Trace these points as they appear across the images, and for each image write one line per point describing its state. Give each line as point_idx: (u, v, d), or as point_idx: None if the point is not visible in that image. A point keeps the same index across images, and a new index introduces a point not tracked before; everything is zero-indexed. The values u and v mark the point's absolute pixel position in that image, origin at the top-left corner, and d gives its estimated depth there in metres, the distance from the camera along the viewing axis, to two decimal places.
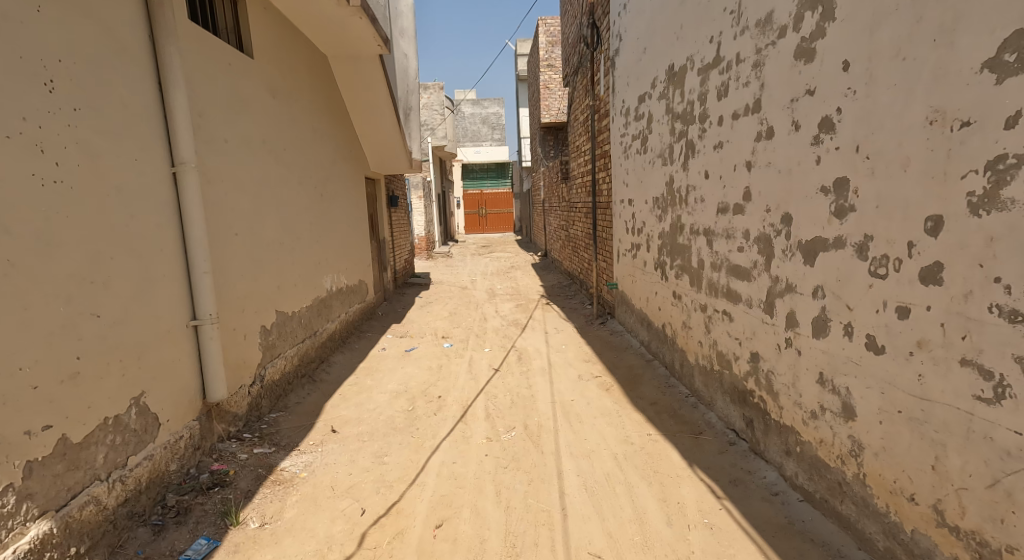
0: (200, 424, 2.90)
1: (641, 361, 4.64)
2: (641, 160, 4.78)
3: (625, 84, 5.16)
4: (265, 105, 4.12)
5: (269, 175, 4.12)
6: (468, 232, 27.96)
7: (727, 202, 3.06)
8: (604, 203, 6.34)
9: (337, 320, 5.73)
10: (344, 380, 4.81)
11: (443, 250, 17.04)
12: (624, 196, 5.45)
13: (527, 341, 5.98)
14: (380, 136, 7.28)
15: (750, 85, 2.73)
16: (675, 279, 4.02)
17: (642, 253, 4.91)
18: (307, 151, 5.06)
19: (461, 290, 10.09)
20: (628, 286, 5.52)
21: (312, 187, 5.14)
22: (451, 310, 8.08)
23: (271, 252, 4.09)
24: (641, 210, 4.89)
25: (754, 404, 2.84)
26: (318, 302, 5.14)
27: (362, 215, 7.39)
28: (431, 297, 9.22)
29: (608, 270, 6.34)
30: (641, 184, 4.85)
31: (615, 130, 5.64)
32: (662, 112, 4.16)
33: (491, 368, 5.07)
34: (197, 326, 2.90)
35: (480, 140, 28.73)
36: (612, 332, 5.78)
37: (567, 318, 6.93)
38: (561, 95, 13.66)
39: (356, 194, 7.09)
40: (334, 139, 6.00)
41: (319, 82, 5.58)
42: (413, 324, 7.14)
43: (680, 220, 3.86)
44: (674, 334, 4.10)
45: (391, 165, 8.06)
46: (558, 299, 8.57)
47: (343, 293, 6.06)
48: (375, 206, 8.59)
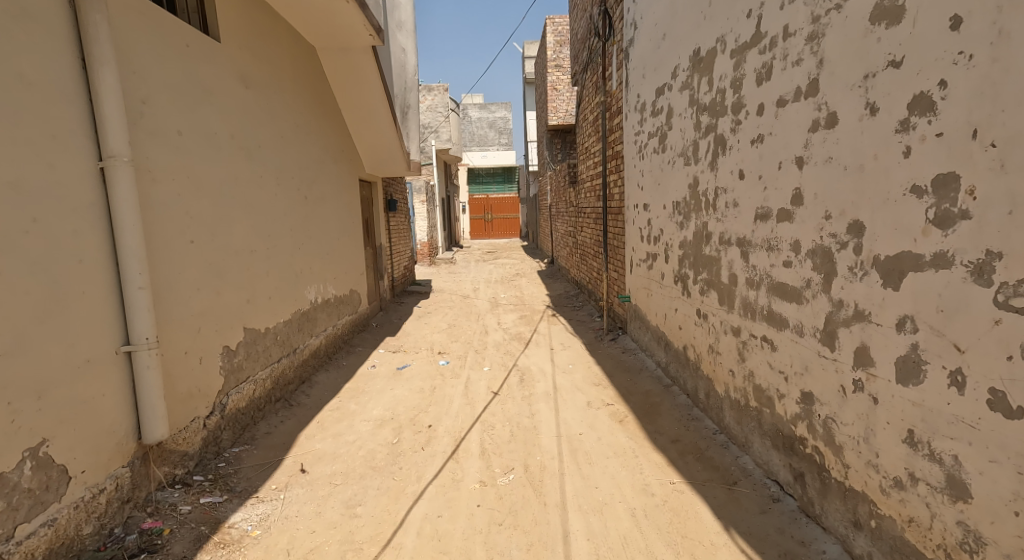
0: (134, 470, 2.42)
1: (659, 387, 4.12)
2: (660, 160, 4.28)
3: (641, 76, 4.67)
4: (235, 96, 3.67)
5: (238, 174, 3.65)
6: (474, 238, 27.56)
7: (768, 206, 2.55)
8: (616, 208, 5.83)
9: (323, 334, 5.25)
10: (325, 403, 4.33)
11: (446, 256, 16.56)
12: (639, 200, 4.94)
13: (530, 359, 5.48)
14: (374, 135, 6.83)
15: (802, 63, 2.22)
16: (699, 295, 3.51)
17: (660, 264, 4.40)
18: (288, 149, 4.60)
19: (462, 299, 9.60)
20: (642, 300, 5.00)
21: (294, 189, 4.69)
22: (451, 322, 7.59)
23: (240, 262, 3.62)
24: (659, 217, 4.38)
25: (805, 456, 2.32)
26: (298, 316, 4.65)
27: (355, 220, 6.92)
28: (430, 307, 8.73)
29: (619, 281, 5.82)
30: (659, 187, 4.34)
31: (629, 128, 5.13)
32: (685, 105, 3.66)
33: (490, 390, 4.57)
34: (130, 353, 2.42)
35: (487, 145, 28.37)
36: (624, 350, 5.26)
37: (575, 332, 6.42)
38: (569, 96, 13.21)
39: (349, 198, 6.63)
40: (322, 137, 5.55)
41: (305, 75, 5.14)
42: (409, 338, 6.65)
43: (707, 228, 3.34)
44: (697, 358, 3.59)
45: (388, 166, 7.60)
46: (565, 310, 8.05)
47: (330, 305, 5.58)
48: (371, 210, 8.13)
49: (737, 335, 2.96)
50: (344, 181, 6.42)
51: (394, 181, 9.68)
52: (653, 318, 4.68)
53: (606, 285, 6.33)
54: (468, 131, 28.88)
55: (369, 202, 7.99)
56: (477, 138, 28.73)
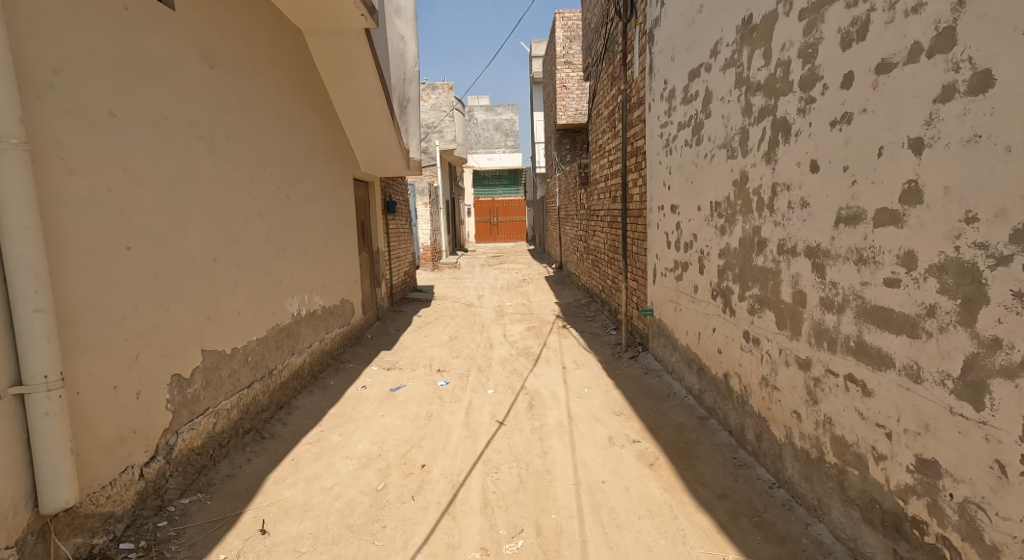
0: (26, 549, 1.87)
1: (692, 421, 3.52)
2: (695, 153, 3.68)
3: (671, 59, 4.09)
4: (197, 75, 3.11)
5: (198, 168, 3.09)
6: (478, 242, 27.03)
7: (861, 206, 1.96)
8: (637, 211, 5.23)
9: (306, 351, 4.67)
10: (304, 434, 3.75)
11: (450, 261, 15.98)
12: (666, 201, 4.35)
13: (540, 380, 4.88)
14: (369, 130, 6.28)
15: (926, 9, 1.63)
16: (748, 314, 2.91)
17: (692, 275, 3.81)
18: (266, 142, 4.05)
19: (465, 308, 9.00)
20: (668, 315, 4.39)
21: (272, 187, 4.12)
22: (452, 334, 7.00)
23: (199, 271, 3.05)
24: (692, 220, 3.78)
25: (922, 546, 1.71)
26: (275, 332, 4.07)
27: (348, 223, 6.36)
28: (430, 317, 8.14)
29: (640, 293, 5.23)
30: (692, 186, 3.75)
31: (655, 120, 4.54)
32: (729, 87, 3.07)
33: (494, 419, 3.99)
34: (24, 396, 1.84)
35: (493, 147, 28.00)
36: (647, 371, 4.65)
37: (589, 348, 5.83)
38: (579, 94, 12.70)
39: (341, 198, 6.06)
40: (309, 130, 5.00)
41: (290, 60, 4.59)
42: (406, 352, 6.07)
43: (762, 233, 2.74)
44: (743, 390, 2.99)
45: (385, 165, 7.05)
46: (576, 321, 7.46)
47: (316, 317, 5.00)
48: (368, 212, 7.57)
49: (804, 368, 2.36)
50: (336, 180, 5.87)
51: (394, 181, 9.12)
52: (682, 336, 4.07)
53: (623, 296, 5.73)
54: (474, 133, 28.37)
55: (365, 204, 7.44)
56: (482, 140, 28.35)
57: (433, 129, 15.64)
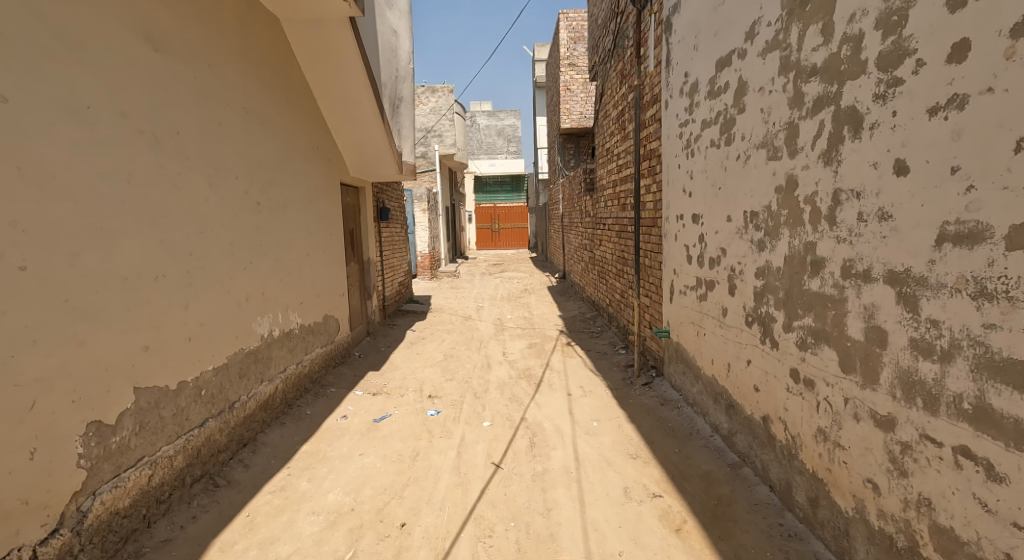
0: None
1: (722, 470, 2.99)
2: (724, 154, 3.17)
3: (694, 47, 3.58)
4: (131, 60, 2.63)
5: (132, 170, 2.60)
6: (479, 249, 26.55)
7: (985, 222, 1.47)
8: (651, 220, 4.72)
9: (278, 378, 4.15)
10: (267, 480, 3.22)
11: (449, 270, 15.47)
12: (687, 209, 3.85)
13: (542, 409, 4.35)
14: (358, 131, 5.79)
15: None
16: (797, 350, 2.38)
17: (721, 296, 3.28)
18: (229, 141, 3.56)
19: (463, 322, 8.48)
20: (689, 340, 3.87)
21: (236, 191, 3.63)
22: (447, 352, 6.48)
23: (131, 293, 2.56)
24: (720, 233, 3.26)
25: None
26: (238, 359, 3.56)
27: (334, 232, 5.86)
28: (425, 332, 7.62)
29: (655, 312, 4.70)
30: (721, 192, 3.24)
31: (674, 118, 4.04)
32: (771, 74, 2.57)
33: (489, 460, 3.47)
34: None
35: (494, 154, 27.77)
36: (663, 402, 4.12)
37: (598, 371, 5.30)
38: (582, 97, 12.30)
39: (325, 205, 5.57)
40: (286, 130, 4.52)
41: (263, 50, 4.11)
42: (395, 374, 5.55)
43: (818, 251, 2.22)
44: (788, 441, 2.47)
45: (375, 169, 6.56)
46: (583, 339, 6.94)
47: (291, 338, 4.48)
48: (358, 220, 7.08)
49: (883, 428, 1.83)
50: (318, 185, 5.37)
51: (388, 187, 8.63)
52: (706, 365, 3.55)
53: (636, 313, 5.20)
54: (475, 139, 27.95)
55: (355, 211, 6.94)
56: (484, 145, 28.02)
57: (433, 133, 15.20)
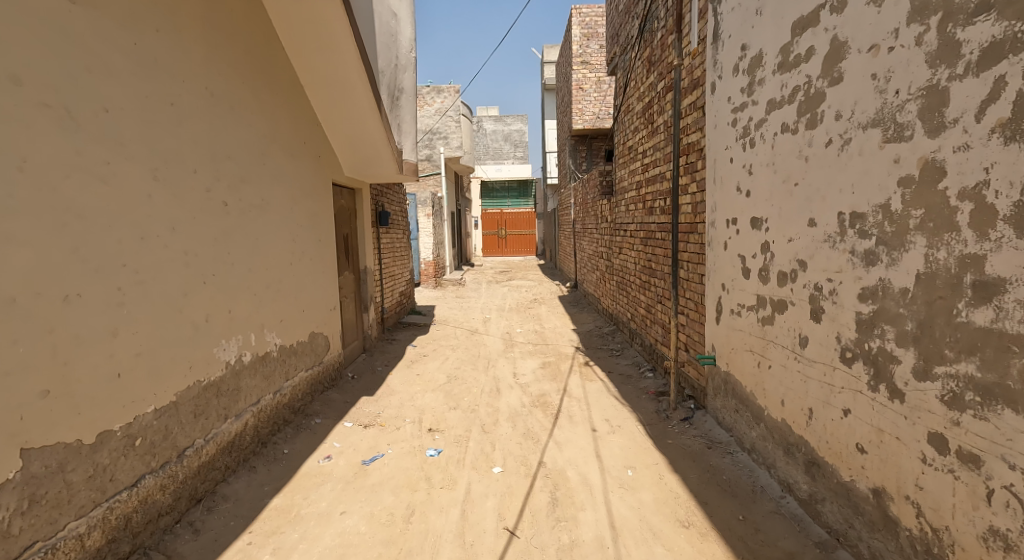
0: None
1: (809, 553, 2.29)
2: (804, 140, 2.49)
3: (759, 10, 2.91)
4: (29, 8, 1.98)
5: (25, 156, 1.96)
6: (485, 255, 25.91)
7: None
8: (692, 225, 4.05)
9: (249, 411, 3.49)
10: (220, 553, 2.55)
11: (455, 277, 14.82)
12: (744, 212, 3.17)
13: (563, 449, 3.68)
14: (352, 125, 5.16)
15: None
16: (946, 409, 1.70)
17: (797, 321, 2.60)
18: (186, 127, 2.92)
19: (469, 337, 7.81)
20: (747, 372, 3.17)
21: (195, 189, 2.98)
22: (451, 374, 5.81)
23: (18, 321, 1.90)
24: (798, 239, 2.57)
25: None
26: (194, 395, 2.90)
27: (324, 238, 5.22)
28: (427, 349, 6.96)
29: (697, 334, 4.01)
30: (798, 189, 2.56)
31: (725, 102, 3.37)
32: (890, 25, 1.89)
33: (502, 523, 2.79)
34: None
35: (501, 158, 27.80)
36: (711, 445, 3.42)
37: (625, 401, 4.62)
38: (595, 97, 12.07)
39: (314, 207, 4.92)
40: (264, 118, 3.88)
41: (234, 21, 3.47)
42: (391, 401, 4.89)
43: (991, 271, 1.55)
44: (926, 534, 1.78)
45: (372, 169, 5.92)
46: (602, 358, 6.28)
47: (267, 364, 3.82)
48: (354, 226, 6.45)
49: None
50: (305, 185, 4.73)
51: (388, 189, 8.01)
52: (773, 407, 2.85)
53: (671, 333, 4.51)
54: (482, 144, 27.84)
55: (350, 215, 6.31)
56: (491, 151, 27.73)
57: (438, 135, 14.63)
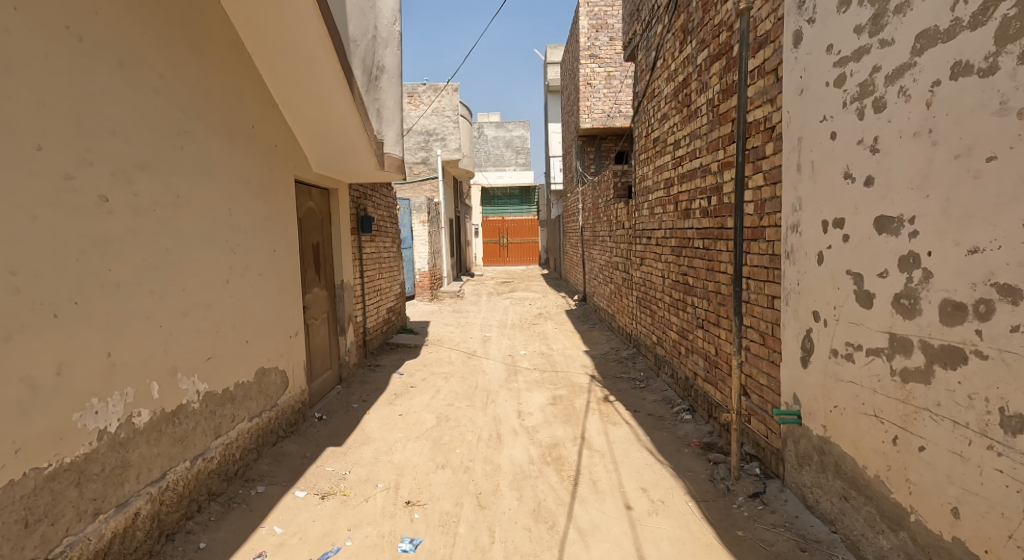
0: None
1: None
2: (1011, 82, 1.50)
3: None
4: None
5: None
6: (487, 265, 24.93)
7: None
8: (762, 228, 3.04)
9: (144, 495, 2.45)
10: None
11: (453, 290, 13.81)
12: (858, 209, 2.18)
13: (590, 541, 2.65)
14: (317, 106, 4.18)
15: None
16: None
17: (993, 386, 1.59)
18: (19, 79, 1.93)
19: (465, 362, 6.79)
20: (871, 448, 2.14)
21: (37, 173, 1.98)
22: (442, 415, 4.79)
23: None
24: (1003, 249, 1.55)
25: None
26: (24, 494, 1.88)
27: (285, 248, 4.23)
28: (416, 379, 5.95)
29: (770, 377, 2.99)
30: (994, 165, 1.57)
31: (824, 52, 2.37)
32: None
33: None
34: None
35: (502, 165, 26.96)
36: (805, 546, 2.39)
37: (664, 460, 3.60)
38: (605, 94, 11.30)
39: (268, 209, 3.93)
40: (181, 87, 2.89)
41: None
42: (364, 456, 3.86)
43: None
44: None
45: (346, 165, 4.92)
46: (625, 392, 5.28)
47: (183, 420, 2.78)
48: (328, 233, 5.45)
49: None
50: (253, 181, 3.72)
51: (372, 192, 7.04)
52: (936, 515, 1.81)
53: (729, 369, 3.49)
54: (483, 151, 26.99)
55: (321, 220, 5.31)
56: (492, 158, 26.93)
57: (434, 137, 13.67)
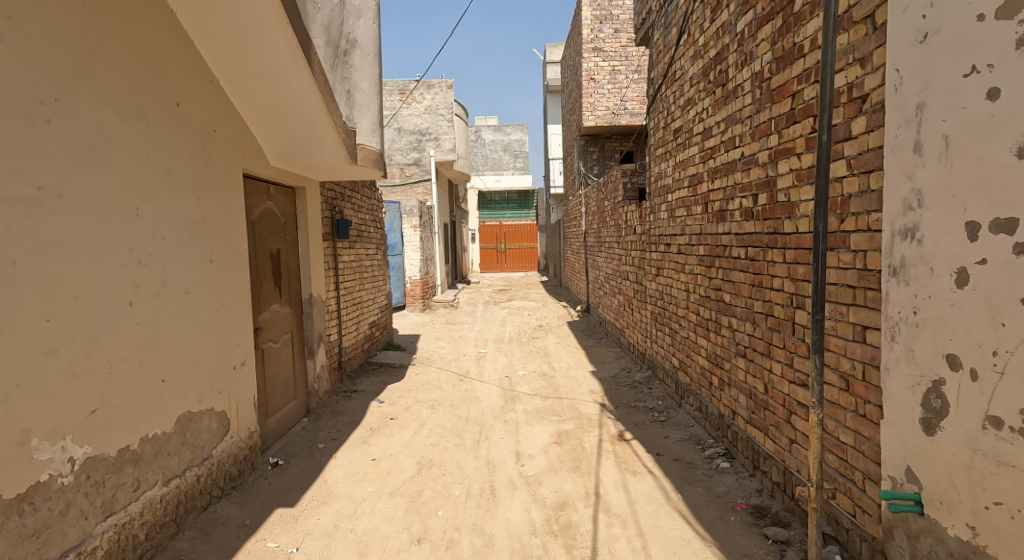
0: None
1: None
2: None
3: None
4: None
5: None
6: (484, 272, 24.12)
7: None
8: (845, 233, 2.28)
9: None
10: None
11: (448, 298, 13.00)
12: None
13: None
14: (270, 84, 3.41)
15: None
16: None
17: None
18: None
19: (456, 387, 5.96)
20: None
21: None
22: (424, 458, 3.98)
23: None
24: None
25: None
26: None
27: (231, 259, 3.45)
28: (398, 410, 5.14)
29: (859, 435, 2.20)
30: None
31: None
32: None
33: None
34: None
35: (501, 170, 26.23)
36: None
37: (704, 532, 2.80)
38: (610, 90, 10.57)
39: (203, 209, 3.13)
40: (49, 39, 2.10)
41: None
42: (320, 524, 3.05)
43: None
44: None
45: (309, 158, 4.13)
46: (643, 427, 4.50)
47: (38, 507, 1.97)
48: (291, 238, 4.66)
49: None
50: (178, 173, 2.92)
51: (349, 192, 6.25)
52: None
53: (796, 419, 2.70)
54: (480, 155, 26.26)
55: (283, 223, 4.52)
56: (489, 162, 26.20)
57: (428, 136, 12.90)
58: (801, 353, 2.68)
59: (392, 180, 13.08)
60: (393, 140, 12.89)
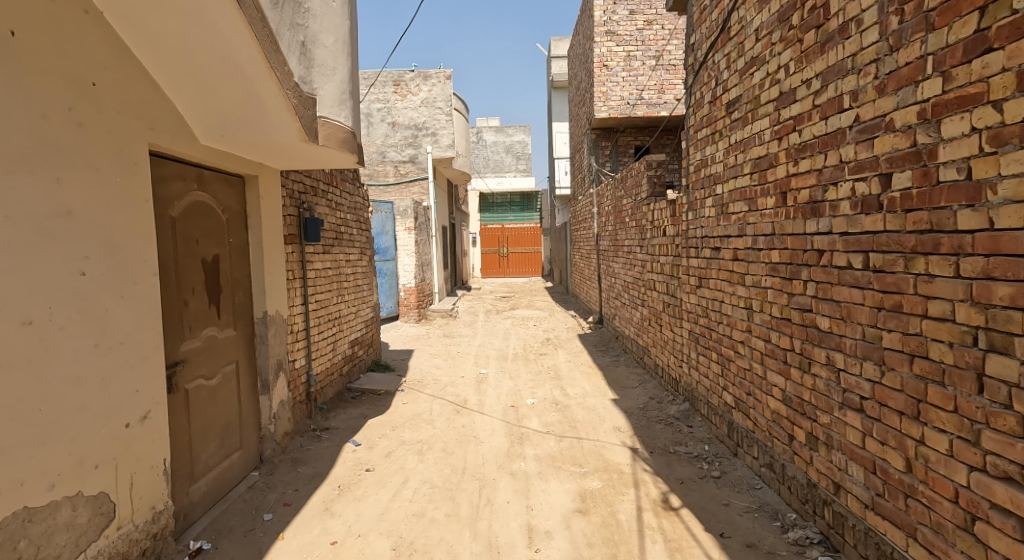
0: None
1: None
2: None
3: None
4: None
5: None
6: (486, 277, 23.09)
7: None
8: None
9: None
10: None
11: (446, 307, 11.97)
12: None
13: None
14: (182, 28, 2.36)
15: None
16: None
17: None
18: None
19: (451, 422, 4.93)
20: None
21: None
22: (401, 539, 2.95)
23: None
24: None
25: None
26: None
27: (129, 271, 2.44)
28: (376, 457, 4.11)
29: None
30: None
31: None
32: None
33: None
34: None
35: (503, 172, 25.26)
36: None
37: None
38: (624, 78, 9.58)
39: (68, 198, 2.13)
40: None
41: None
42: None
43: None
44: None
45: (250, 135, 3.11)
46: (693, 488, 3.45)
47: None
48: (236, 241, 3.63)
49: None
50: (13, 140, 1.90)
51: (323, 186, 5.25)
52: None
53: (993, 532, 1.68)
54: (482, 156, 25.28)
55: (224, 221, 3.50)
56: (491, 164, 25.25)
57: (425, 131, 11.92)
58: (1003, 429, 1.65)
59: (386, 179, 12.09)
60: (387, 136, 11.93)
